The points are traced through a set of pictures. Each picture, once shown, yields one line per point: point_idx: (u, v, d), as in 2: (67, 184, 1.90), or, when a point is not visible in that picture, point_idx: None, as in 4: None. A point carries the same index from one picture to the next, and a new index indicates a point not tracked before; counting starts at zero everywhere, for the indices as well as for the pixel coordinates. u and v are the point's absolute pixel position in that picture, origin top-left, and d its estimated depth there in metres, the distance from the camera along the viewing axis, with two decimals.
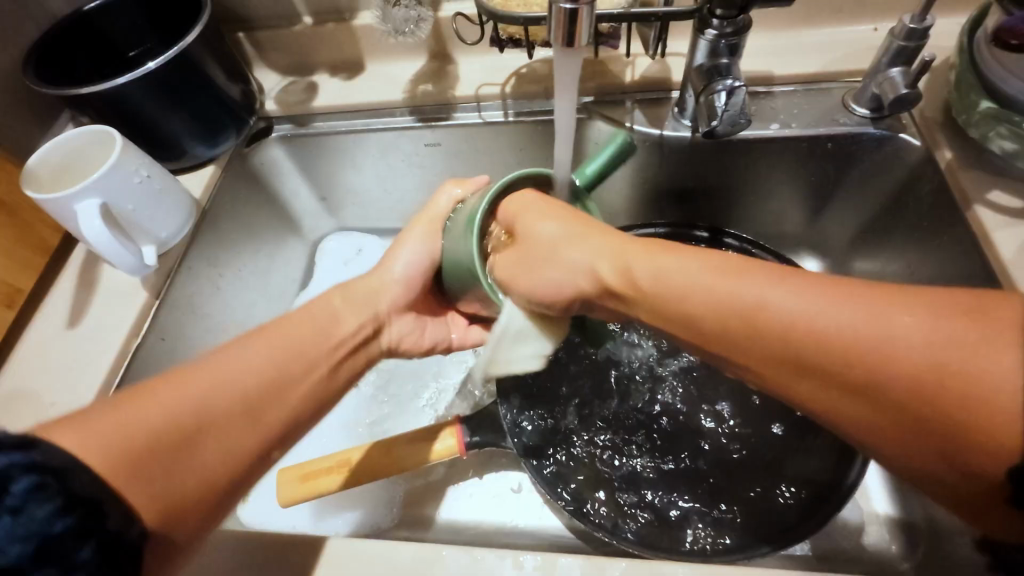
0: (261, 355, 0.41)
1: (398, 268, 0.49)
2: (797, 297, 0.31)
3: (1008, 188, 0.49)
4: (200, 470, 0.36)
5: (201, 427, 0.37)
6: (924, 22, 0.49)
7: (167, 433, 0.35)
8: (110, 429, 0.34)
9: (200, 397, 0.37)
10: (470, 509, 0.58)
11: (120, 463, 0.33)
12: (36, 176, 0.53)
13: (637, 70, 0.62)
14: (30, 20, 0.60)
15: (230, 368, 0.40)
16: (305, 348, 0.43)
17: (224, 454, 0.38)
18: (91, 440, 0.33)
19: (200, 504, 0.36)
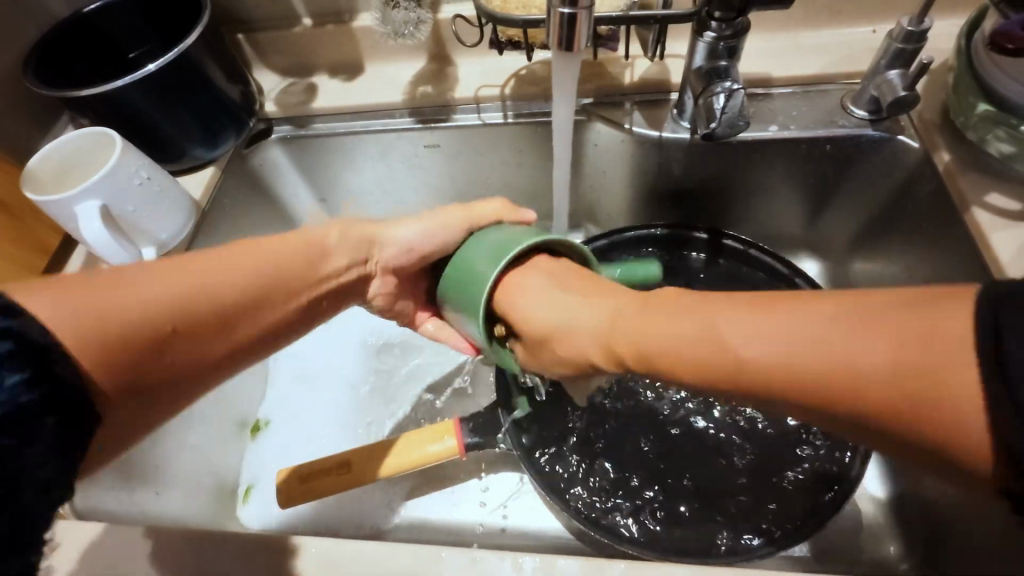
0: (249, 270, 0.41)
1: (400, 235, 0.49)
2: (767, 330, 0.29)
3: (1007, 190, 0.49)
4: (164, 370, 0.36)
5: (185, 324, 0.37)
6: (921, 25, 0.49)
7: (143, 330, 0.35)
8: (85, 303, 0.33)
9: (178, 290, 0.37)
10: (470, 510, 0.58)
11: (90, 336, 0.32)
12: (37, 177, 0.53)
13: (636, 72, 0.62)
14: (31, 22, 0.61)
15: (219, 267, 0.39)
16: (290, 265, 0.43)
17: (191, 358, 0.38)
18: (64, 301, 0.32)
19: (160, 371, 0.36)
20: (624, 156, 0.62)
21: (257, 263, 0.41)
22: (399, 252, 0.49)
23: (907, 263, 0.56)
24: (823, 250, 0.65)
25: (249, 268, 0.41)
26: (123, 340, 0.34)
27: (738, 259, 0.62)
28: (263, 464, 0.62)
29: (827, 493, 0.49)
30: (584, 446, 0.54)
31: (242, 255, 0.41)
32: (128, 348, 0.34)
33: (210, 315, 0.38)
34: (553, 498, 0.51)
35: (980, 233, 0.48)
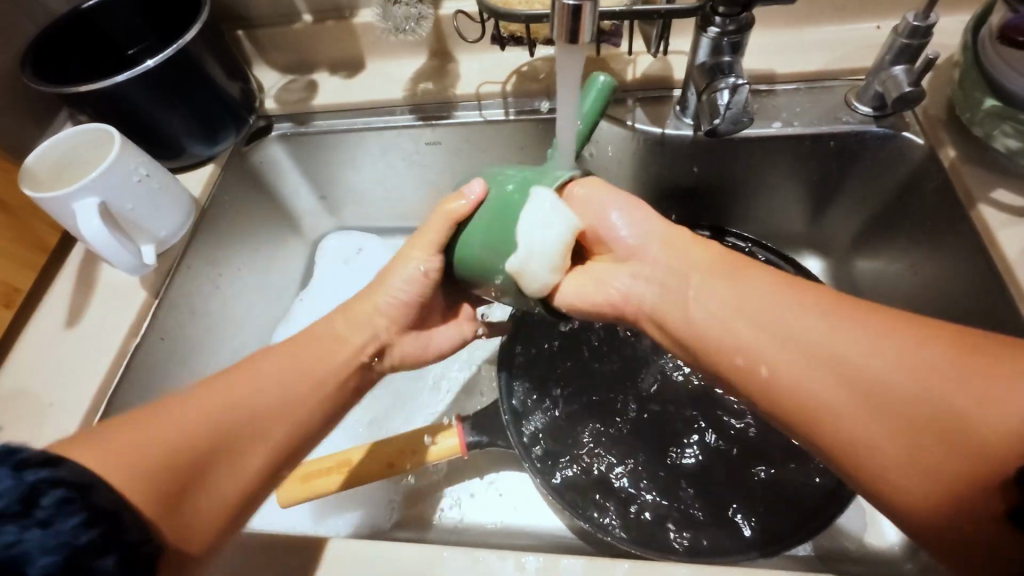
0: (268, 386, 0.42)
1: (395, 287, 0.46)
2: (814, 330, 0.34)
3: (1013, 187, 0.49)
4: (219, 491, 0.38)
5: (215, 444, 0.38)
6: (927, 20, 0.49)
7: (182, 455, 0.37)
8: (128, 448, 0.35)
9: (208, 416, 0.39)
10: (471, 509, 0.58)
11: (134, 481, 0.34)
12: (34, 174, 0.53)
13: (638, 68, 0.62)
14: (28, 17, 0.60)
15: (242, 387, 0.41)
16: (314, 371, 0.44)
17: (233, 480, 0.39)
18: (102, 457, 0.34)
19: (222, 511, 0.38)
20: (626, 154, 0.62)
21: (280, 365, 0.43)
22: (398, 311, 0.47)
23: (911, 261, 0.56)
24: (826, 248, 0.65)
25: (276, 381, 0.42)
26: (169, 484, 0.35)
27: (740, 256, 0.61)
28: None
29: (828, 492, 0.49)
30: (584, 444, 0.54)
31: (266, 377, 0.42)
32: (172, 476, 0.36)
33: (237, 429, 0.40)
34: (555, 498, 0.50)
35: (986, 230, 0.47)
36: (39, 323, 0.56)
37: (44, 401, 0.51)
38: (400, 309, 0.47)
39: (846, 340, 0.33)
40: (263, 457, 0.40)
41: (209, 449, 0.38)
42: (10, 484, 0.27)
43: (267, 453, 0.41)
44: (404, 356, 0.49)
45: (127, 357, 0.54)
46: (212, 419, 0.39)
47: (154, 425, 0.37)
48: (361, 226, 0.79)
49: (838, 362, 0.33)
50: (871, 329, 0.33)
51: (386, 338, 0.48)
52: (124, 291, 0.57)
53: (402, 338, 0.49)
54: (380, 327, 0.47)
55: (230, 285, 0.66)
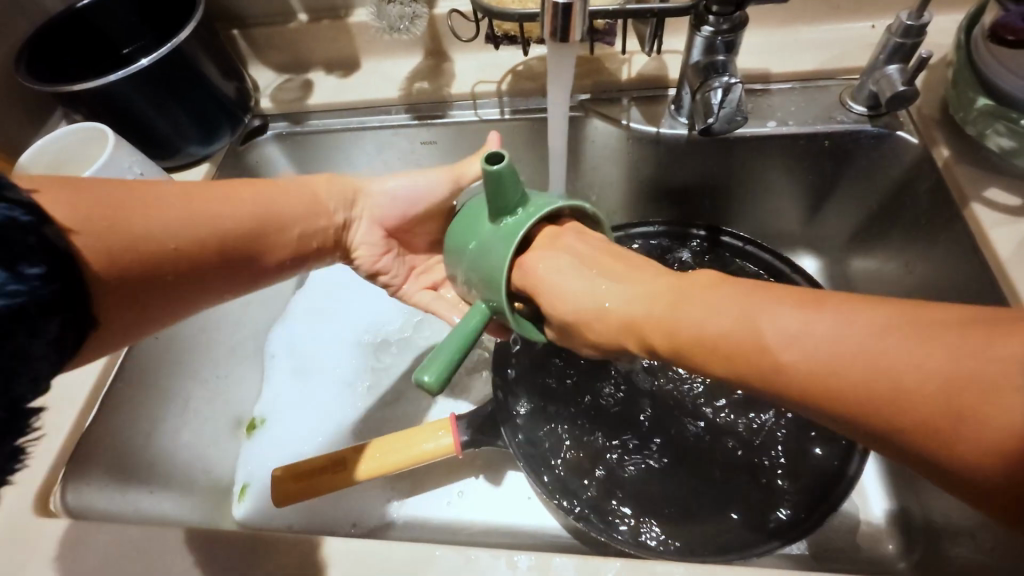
0: (239, 203, 0.43)
1: (390, 185, 0.52)
2: (805, 324, 0.29)
3: (1007, 186, 0.49)
4: (163, 246, 0.39)
5: (178, 249, 0.39)
6: (920, 19, 0.49)
7: (139, 250, 0.38)
8: (99, 214, 0.36)
9: (183, 209, 0.40)
10: (467, 509, 0.58)
11: (97, 231, 0.35)
12: (29, 172, 0.53)
13: (633, 68, 0.62)
14: (24, 17, 0.60)
15: (209, 197, 0.42)
16: (282, 209, 0.46)
17: (182, 262, 0.40)
18: (71, 202, 0.35)
19: (164, 271, 0.39)
20: (622, 153, 0.62)
21: (246, 194, 0.44)
22: (386, 205, 0.52)
23: (905, 260, 0.56)
24: (822, 247, 0.65)
25: (247, 206, 0.44)
26: (122, 253, 0.37)
27: (737, 256, 0.61)
28: (259, 461, 0.62)
29: (824, 491, 0.49)
30: (582, 444, 0.54)
31: (238, 200, 0.43)
32: (124, 261, 0.37)
33: (203, 238, 0.41)
34: (553, 498, 0.51)
35: (979, 229, 0.47)
36: None
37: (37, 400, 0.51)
38: (388, 203, 0.52)
39: (834, 340, 0.28)
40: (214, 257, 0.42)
41: (171, 246, 0.39)
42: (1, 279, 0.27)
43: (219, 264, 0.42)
44: (358, 241, 0.52)
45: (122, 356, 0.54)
46: (178, 221, 0.39)
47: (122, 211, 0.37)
48: None
49: (826, 367, 0.28)
50: (853, 315, 0.28)
51: (354, 217, 0.51)
52: None
53: (368, 226, 0.53)
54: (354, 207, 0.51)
55: None
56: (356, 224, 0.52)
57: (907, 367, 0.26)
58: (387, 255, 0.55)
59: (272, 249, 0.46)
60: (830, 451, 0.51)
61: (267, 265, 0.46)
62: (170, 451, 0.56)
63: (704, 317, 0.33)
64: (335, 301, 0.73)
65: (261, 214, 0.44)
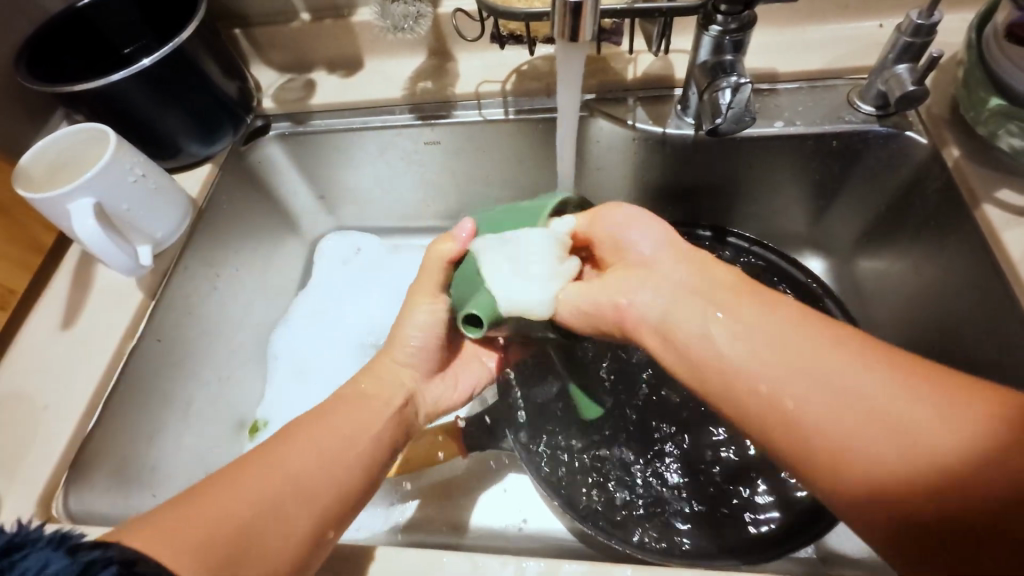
0: (315, 442, 0.39)
1: (414, 337, 0.49)
2: (800, 333, 0.34)
3: (1018, 187, 0.48)
4: (264, 564, 0.33)
5: (264, 510, 0.34)
6: (931, 18, 0.48)
7: (227, 524, 0.33)
8: (185, 525, 0.32)
9: (258, 492, 0.35)
10: (472, 512, 0.58)
11: (183, 557, 0.30)
12: (28, 174, 0.52)
13: (639, 67, 0.61)
14: (23, 16, 0.59)
15: (285, 458, 0.37)
16: (348, 427, 0.41)
17: (281, 541, 0.34)
18: (164, 542, 0.30)
19: None
20: (627, 154, 0.61)
21: (321, 426, 0.41)
22: (421, 350, 0.49)
23: (914, 262, 0.55)
24: (829, 247, 0.65)
25: (316, 453, 0.39)
26: (205, 541, 0.31)
27: (741, 257, 0.61)
28: None
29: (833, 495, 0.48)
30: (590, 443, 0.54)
31: (312, 435, 0.40)
32: (219, 547, 0.32)
33: (291, 495, 0.36)
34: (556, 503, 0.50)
35: (990, 230, 0.47)
36: (35, 324, 0.55)
37: (38, 403, 0.51)
38: (420, 356, 0.50)
39: (818, 349, 0.33)
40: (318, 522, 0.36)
41: (252, 525, 0.34)
42: (64, 565, 0.25)
43: (317, 517, 0.37)
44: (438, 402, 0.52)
45: (123, 359, 0.53)
46: (262, 509, 0.34)
47: (209, 501, 0.34)
48: (360, 226, 0.78)
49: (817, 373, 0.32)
50: (845, 344, 0.33)
51: (416, 388, 0.49)
52: (119, 290, 0.56)
53: (429, 386, 0.51)
54: (406, 383, 0.49)
55: (228, 285, 0.65)
56: (422, 393, 0.50)
57: (944, 435, 0.28)
58: (458, 384, 0.54)
59: (352, 463, 0.40)
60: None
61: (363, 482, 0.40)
62: (173, 453, 0.56)
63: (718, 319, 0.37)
64: (338, 302, 0.72)
65: (330, 464, 0.39)
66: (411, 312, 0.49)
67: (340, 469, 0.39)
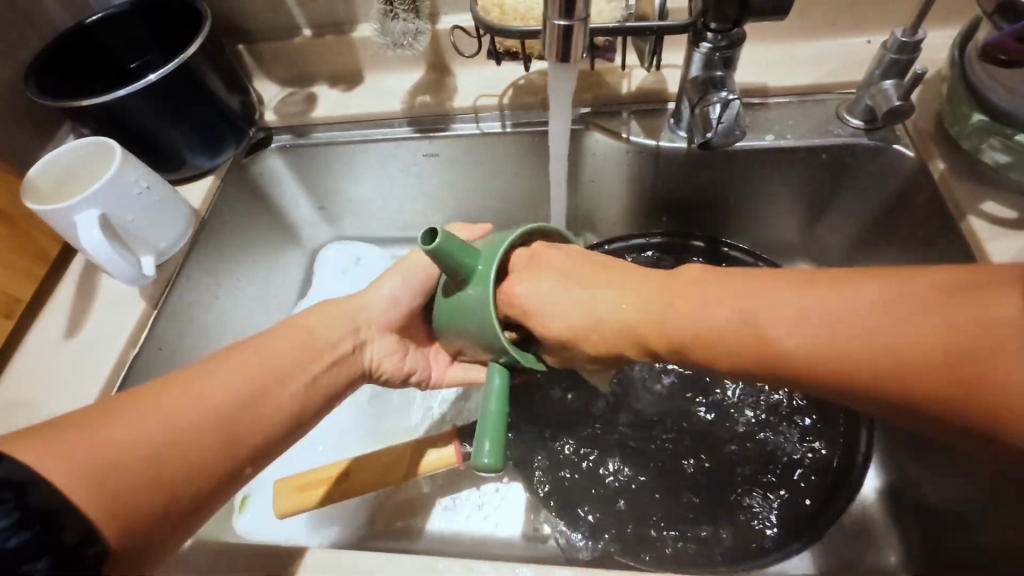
0: (239, 380, 0.40)
1: (383, 293, 0.49)
2: (804, 318, 0.32)
3: (1002, 199, 0.50)
4: (168, 485, 0.35)
5: (180, 443, 0.36)
6: (915, 36, 0.50)
7: (132, 453, 0.34)
8: (80, 445, 0.33)
9: (166, 427, 0.36)
10: (464, 524, 0.58)
11: (83, 473, 0.32)
12: (35, 185, 0.53)
13: (632, 82, 0.63)
14: (33, 32, 0.61)
15: (208, 390, 0.39)
16: (282, 366, 0.42)
17: (181, 475, 0.36)
18: (60, 456, 0.32)
19: (163, 522, 0.35)
20: (622, 165, 0.62)
21: (243, 361, 0.41)
22: (387, 310, 0.49)
23: None
24: (821, 257, 0.65)
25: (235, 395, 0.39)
26: (101, 458, 0.33)
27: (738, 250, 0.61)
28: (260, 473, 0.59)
29: (801, 509, 0.50)
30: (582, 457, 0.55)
31: (230, 370, 0.40)
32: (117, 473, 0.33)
33: (209, 434, 0.38)
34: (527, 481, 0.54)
35: (976, 242, 0.48)
36: (39, 333, 0.56)
37: (42, 411, 0.52)
38: (383, 318, 0.49)
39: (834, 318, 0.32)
40: (229, 458, 0.38)
41: (162, 442, 0.36)
42: None
43: (226, 462, 0.38)
44: (377, 360, 0.49)
45: (125, 367, 0.54)
46: (175, 439, 0.36)
47: (120, 422, 0.35)
48: (361, 237, 0.79)
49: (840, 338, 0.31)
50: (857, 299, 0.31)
51: (367, 332, 0.49)
52: (122, 299, 0.58)
53: (382, 338, 0.50)
54: (362, 322, 0.49)
55: (228, 295, 0.66)
56: (371, 341, 0.49)
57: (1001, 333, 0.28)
58: (407, 356, 0.51)
59: (276, 415, 0.41)
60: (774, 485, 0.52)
61: (279, 439, 0.42)
62: None
63: (743, 301, 0.35)
64: None
65: (258, 403, 0.40)
66: (388, 273, 0.50)
67: (258, 407, 0.40)
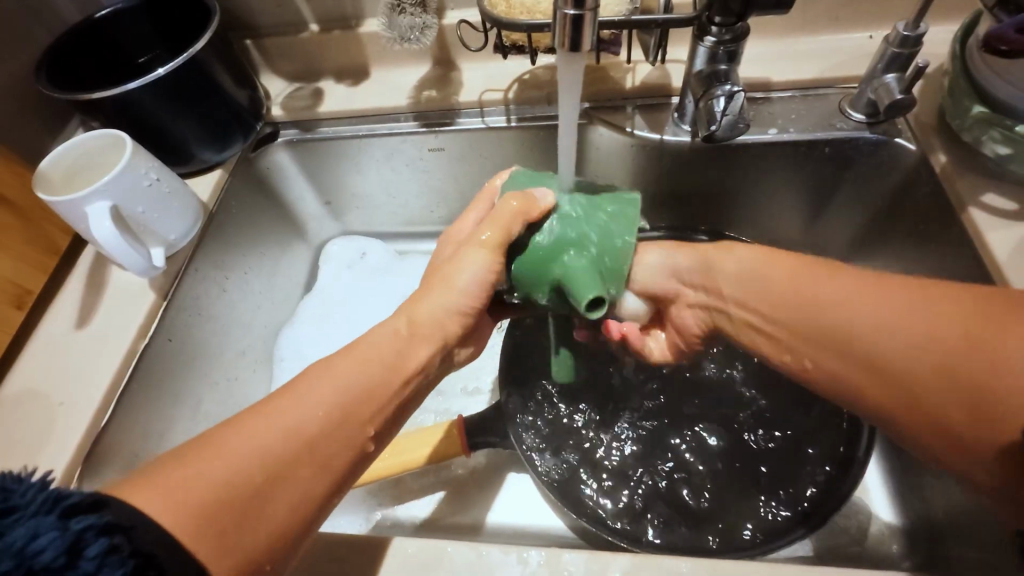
0: (312, 397, 0.38)
1: (460, 286, 0.45)
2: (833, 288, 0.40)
3: (1002, 192, 0.50)
4: (270, 518, 0.34)
5: (269, 472, 0.35)
6: (917, 30, 0.50)
7: (228, 489, 0.33)
8: (174, 484, 0.32)
9: (250, 455, 0.34)
10: (505, 512, 0.59)
11: (179, 511, 0.31)
12: (47, 178, 0.54)
13: (637, 76, 0.63)
14: (42, 26, 0.62)
15: (275, 423, 0.36)
16: (365, 384, 0.39)
17: (283, 507, 0.35)
18: (157, 502, 0.31)
19: (272, 550, 0.34)
20: (627, 160, 0.63)
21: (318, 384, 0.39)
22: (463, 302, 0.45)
23: (906, 265, 0.57)
24: (824, 251, 0.66)
25: (317, 412, 0.37)
26: (195, 505, 0.32)
27: None
28: None
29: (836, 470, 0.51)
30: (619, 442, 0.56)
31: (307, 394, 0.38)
32: (215, 509, 0.32)
33: (297, 457, 0.36)
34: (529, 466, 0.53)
35: (976, 231, 0.49)
36: (50, 324, 0.57)
37: (53, 400, 0.52)
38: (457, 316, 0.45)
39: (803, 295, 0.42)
40: (323, 482, 0.37)
41: (248, 475, 0.34)
42: (55, 535, 0.26)
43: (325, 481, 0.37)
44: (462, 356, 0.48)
45: (137, 355, 0.55)
46: (265, 461, 0.35)
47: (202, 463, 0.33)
48: (366, 232, 0.80)
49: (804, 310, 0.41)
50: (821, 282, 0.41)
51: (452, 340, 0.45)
52: (130, 291, 0.58)
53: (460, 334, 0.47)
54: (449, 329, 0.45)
55: (236, 287, 0.67)
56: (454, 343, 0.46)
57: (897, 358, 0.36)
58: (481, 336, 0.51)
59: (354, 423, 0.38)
60: (833, 459, 0.52)
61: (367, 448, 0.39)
62: None
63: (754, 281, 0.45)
64: (345, 303, 0.73)
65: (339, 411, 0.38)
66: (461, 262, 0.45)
67: (341, 424, 0.38)
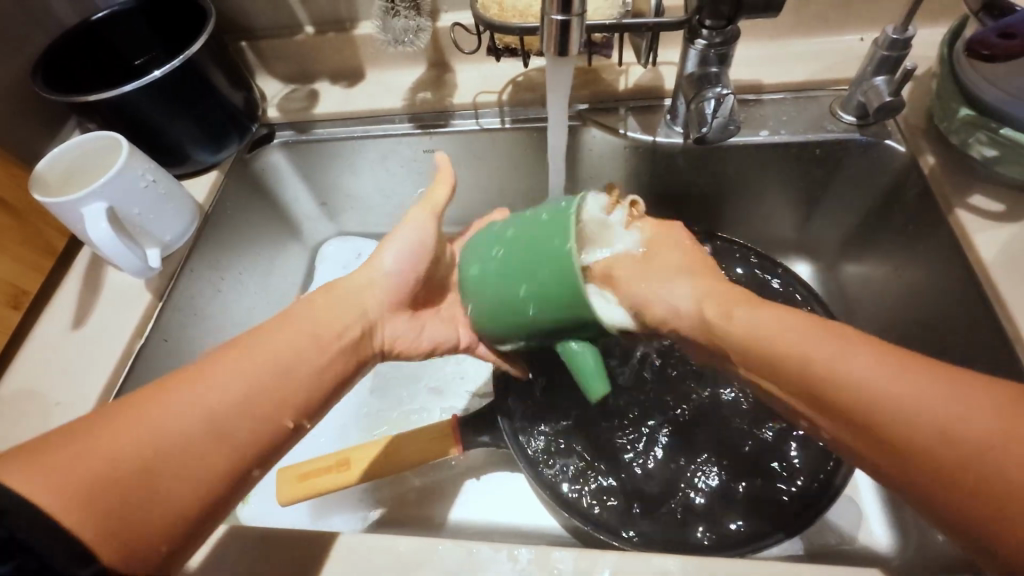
0: (226, 381, 0.38)
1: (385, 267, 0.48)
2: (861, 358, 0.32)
3: (989, 194, 0.51)
4: (161, 502, 0.34)
5: (162, 455, 0.35)
6: (905, 33, 0.51)
7: (123, 471, 0.33)
8: (65, 462, 0.32)
9: (142, 438, 0.34)
10: (500, 511, 0.59)
11: (68, 491, 0.31)
12: (43, 180, 0.54)
13: (630, 78, 0.63)
14: (39, 29, 0.62)
15: (184, 408, 0.36)
16: (286, 369, 0.40)
17: (186, 491, 0.35)
18: (48, 480, 0.31)
19: (161, 534, 0.34)
20: (621, 161, 0.63)
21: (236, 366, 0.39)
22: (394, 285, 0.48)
23: (896, 265, 0.57)
24: (816, 251, 0.67)
25: (229, 394, 0.38)
26: (88, 487, 0.32)
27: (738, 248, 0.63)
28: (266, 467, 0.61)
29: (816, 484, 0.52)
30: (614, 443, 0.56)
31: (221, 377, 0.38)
32: (110, 488, 0.32)
33: (202, 444, 0.36)
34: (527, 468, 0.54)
35: (963, 233, 0.49)
36: (46, 325, 0.57)
37: (49, 400, 0.53)
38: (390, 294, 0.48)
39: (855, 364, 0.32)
40: (224, 465, 0.37)
41: (142, 454, 0.34)
42: None
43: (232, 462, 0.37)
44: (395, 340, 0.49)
45: (133, 355, 0.55)
46: (164, 445, 0.35)
47: (94, 441, 0.33)
48: (362, 233, 0.80)
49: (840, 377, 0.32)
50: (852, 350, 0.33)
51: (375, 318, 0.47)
52: (127, 292, 0.59)
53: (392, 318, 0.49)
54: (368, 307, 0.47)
55: (232, 288, 0.67)
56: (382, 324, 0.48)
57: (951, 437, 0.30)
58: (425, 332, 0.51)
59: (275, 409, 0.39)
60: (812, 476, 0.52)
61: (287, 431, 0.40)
62: None
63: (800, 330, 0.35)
64: None
65: (251, 397, 0.38)
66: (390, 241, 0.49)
67: (250, 410, 0.38)
